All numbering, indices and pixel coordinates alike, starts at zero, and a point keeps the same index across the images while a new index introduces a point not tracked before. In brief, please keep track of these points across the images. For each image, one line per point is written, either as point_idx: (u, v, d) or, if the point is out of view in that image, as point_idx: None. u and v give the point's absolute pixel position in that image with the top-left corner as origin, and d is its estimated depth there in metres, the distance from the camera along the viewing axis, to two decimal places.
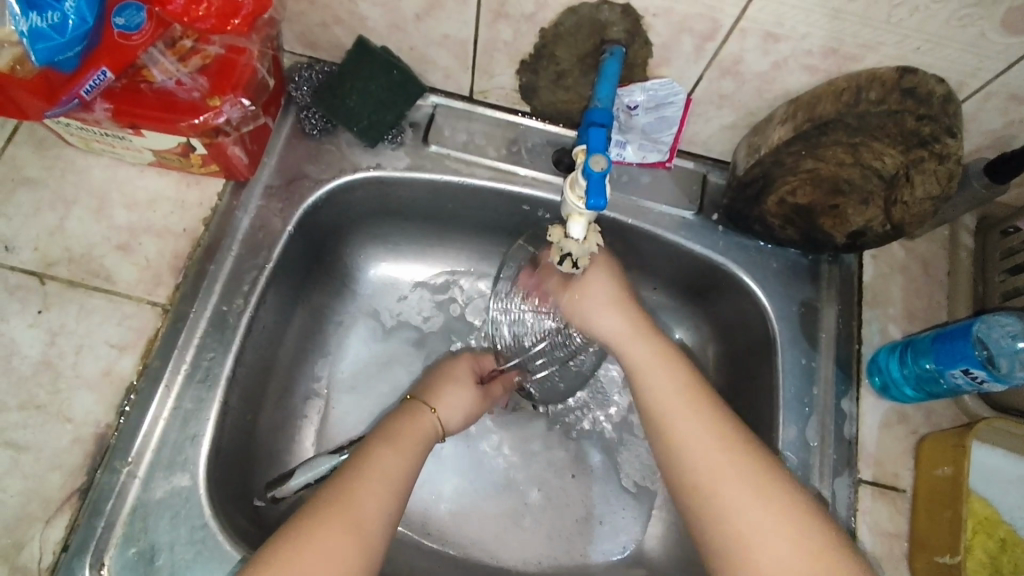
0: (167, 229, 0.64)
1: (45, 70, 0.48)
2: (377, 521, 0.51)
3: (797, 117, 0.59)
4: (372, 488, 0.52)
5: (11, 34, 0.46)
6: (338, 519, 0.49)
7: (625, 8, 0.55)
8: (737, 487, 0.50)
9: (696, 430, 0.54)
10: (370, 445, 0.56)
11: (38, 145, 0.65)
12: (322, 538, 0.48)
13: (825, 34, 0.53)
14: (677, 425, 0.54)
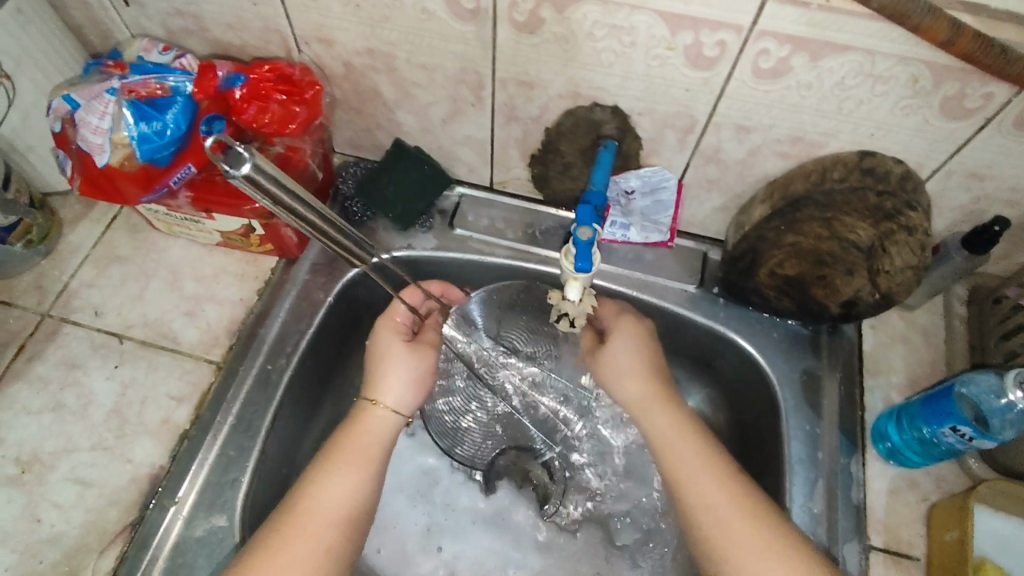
0: (227, 298, 0.75)
1: (145, 165, 0.60)
2: (327, 522, 0.56)
3: (774, 197, 0.66)
4: (313, 506, 0.57)
5: (123, 137, 0.58)
6: (302, 523, 0.56)
7: (614, 109, 0.65)
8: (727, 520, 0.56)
9: (739, 529, 0.55)
10: (335, 447, 0.61)
11: (131, 229, 0.78)
12: (284, 555, 0.54)
13: (788, 125, 0.60)
14: (686, 491, 0.59)
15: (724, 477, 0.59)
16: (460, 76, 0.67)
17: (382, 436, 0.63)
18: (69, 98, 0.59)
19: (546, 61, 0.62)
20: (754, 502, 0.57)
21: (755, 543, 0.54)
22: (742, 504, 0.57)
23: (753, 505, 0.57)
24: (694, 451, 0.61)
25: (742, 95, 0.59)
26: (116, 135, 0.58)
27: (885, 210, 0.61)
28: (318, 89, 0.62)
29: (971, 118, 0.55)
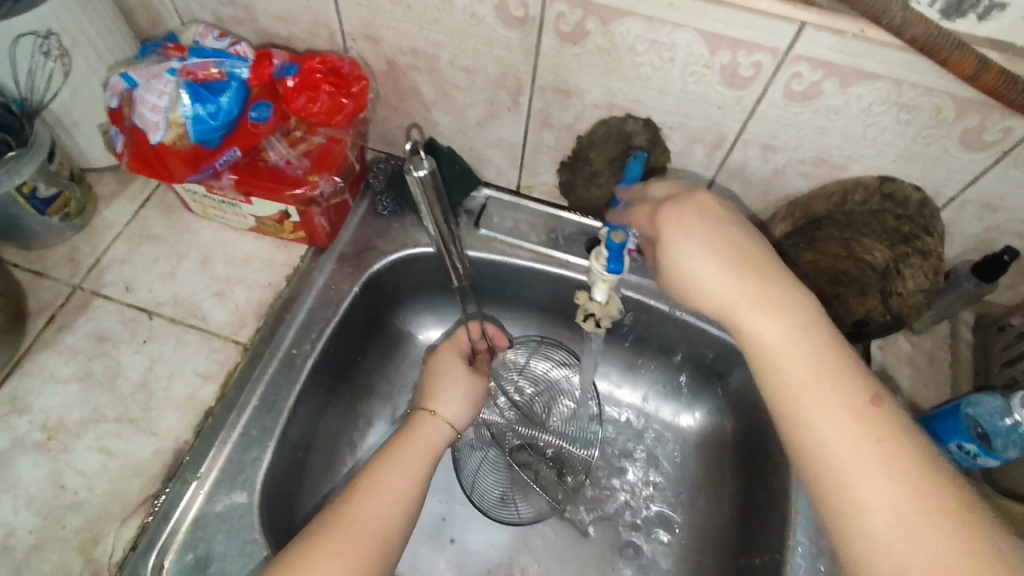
0: (256, 281, 0.76)
1: (195, 145, 0.62)
2: (393, 500, 0.60)
3: (795, 216, 0.69)
4: (386, 483, 0.60)
5: (179, 117, 0.60)
6: (344, 516, 0.56)
7: (646, 121, 0.67)
8: (869, 472, 0.44)
9: (872, 474, 0.44)
10: (401, 441, 0.66)
11: (166, 210, 0.80)
12: (354, 518, 0.56)
13: (814, 146, 0.63)
14: (806, 427, 0.47)
15: (850, 420, 0.46)
16: (500, 80, 0.69)
17: (437, 442, 0.68)
18: (125, 75, 0.61)
19: (586, 72, 0.64)
20: (915, 454, 0.45)
21: (891, 492, 0.43)
22: (858, 411, 0.46)
23: (889, 445, 0.45)
24: (819, 390, 0.48)
25: (772, 115, 0.62)
26: (172, 114, 0.60)
27: (903, 234, 0.66)
28: (364, 84, 0.64)
29: (990, 150, 0.58)
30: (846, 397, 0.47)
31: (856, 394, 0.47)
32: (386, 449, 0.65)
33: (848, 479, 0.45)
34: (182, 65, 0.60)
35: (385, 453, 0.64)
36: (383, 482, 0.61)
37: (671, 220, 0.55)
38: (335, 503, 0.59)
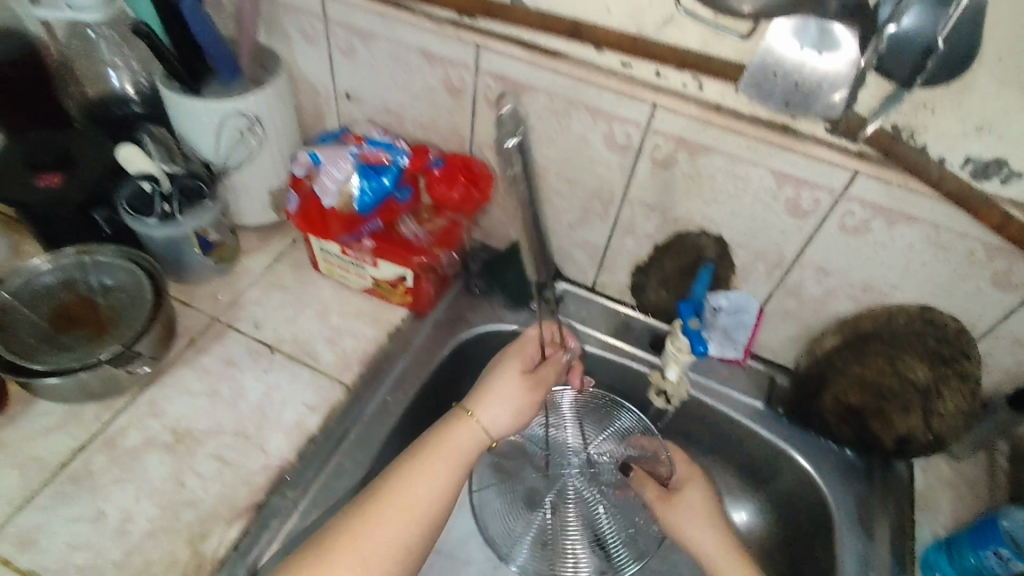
0: (362, 333, 0.87)
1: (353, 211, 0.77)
2: (403, 524, 0.63)
3: (844, 332, 0.79)
4: (390, 508, 0.63)
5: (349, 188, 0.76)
6: (374, 509, 0.63)
7: (717, 237, 0.80)
8: (709, 540, 0.75)
9: (701, 532, 0.76)
10: (427, 462, 0.67)
11: (295, 266, 0.94)
12: (350, 545, 0.60)
13: (862, 273, 0.74)
14: (681, 520, 0.78)
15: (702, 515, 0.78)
16: (596, 192, 0.84)
17: (463, 454, 0.70)
18: (313, 155, 0.76)
19: (671, 192, 0.79)
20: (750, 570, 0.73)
21: (717, 551, 0.74)
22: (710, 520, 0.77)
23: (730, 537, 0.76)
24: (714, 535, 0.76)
25: (827, 242, 0.73)
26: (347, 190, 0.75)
27: (945, 358, 0.74)
28: (493, 183, 0.79)
29: (1017, 291, 0.68)
30: (728, 544, 0.75)
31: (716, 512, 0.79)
32: (416, 442, 0.70)
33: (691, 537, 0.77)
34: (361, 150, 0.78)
35: (412, 447, 0.69)
36: (414, 483, 0.66)
37: (692, 496, 0.80)
38: (366, 491, 0.66)
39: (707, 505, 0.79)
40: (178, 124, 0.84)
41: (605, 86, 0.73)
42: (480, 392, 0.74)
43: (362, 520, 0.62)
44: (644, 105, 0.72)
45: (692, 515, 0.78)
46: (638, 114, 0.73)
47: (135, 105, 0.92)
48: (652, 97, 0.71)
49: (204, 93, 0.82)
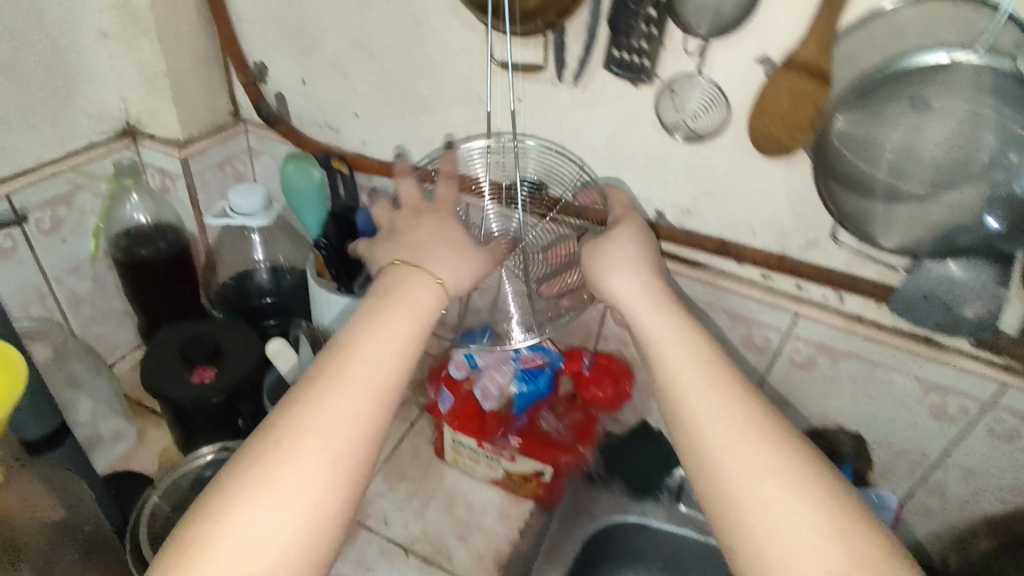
0: (493, 529, 0.86)
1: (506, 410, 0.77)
2: (363, 398, 0.54)
3: (997, 534, 0.79)
4: (327, 430, 0.52)
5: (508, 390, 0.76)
6: (276, 454, 0.50)
7: (856, 434, 0.83)
8: (693, 368, 0.59)
9: (696, 394, 0.57)
10: (382, 304, 0.62)
11: (417, 451, 0.94)
12: (298, 455, 0.50)
13: (1013, 480, 0.74)
14: (666, 348, 0.62)
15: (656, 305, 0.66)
16: None
17: (388, 374, 0.57)
18: (467, 352, 0.78)
19: (808, 391, 0.82)
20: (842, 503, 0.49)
21: (759, 455, 0.52)
22: (676, 317, 0.64)
23: (755, 408, 0.56)
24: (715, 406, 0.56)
25: (975, 448, 0.75)
26: (505, 391, 0.76)
27: None
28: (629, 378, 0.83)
29: None
30: (755, 410, 0.55)
31: (649, 255, 0.71)
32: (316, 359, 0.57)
33: (698, 428, 0.55)
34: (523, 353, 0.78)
35: (343, 341, 0.58)
36: (333, 399, 0.54)
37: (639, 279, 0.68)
38: (276, 416, 0.53)
39: (707, 349, 0.61)
40: (326, 316, 0.88)
41: (749, 295, 0.78)
42: (424, 248, 0.69)
43: (292, 431, 0.51)
44: (786, 314, 0.77)
45: (618, 257, 0.70)
46: (779, 322, 0.78)
47: (268, 298, 0.95)
48: (796, 308, 0.76)
49: (356, 289, 0.85)
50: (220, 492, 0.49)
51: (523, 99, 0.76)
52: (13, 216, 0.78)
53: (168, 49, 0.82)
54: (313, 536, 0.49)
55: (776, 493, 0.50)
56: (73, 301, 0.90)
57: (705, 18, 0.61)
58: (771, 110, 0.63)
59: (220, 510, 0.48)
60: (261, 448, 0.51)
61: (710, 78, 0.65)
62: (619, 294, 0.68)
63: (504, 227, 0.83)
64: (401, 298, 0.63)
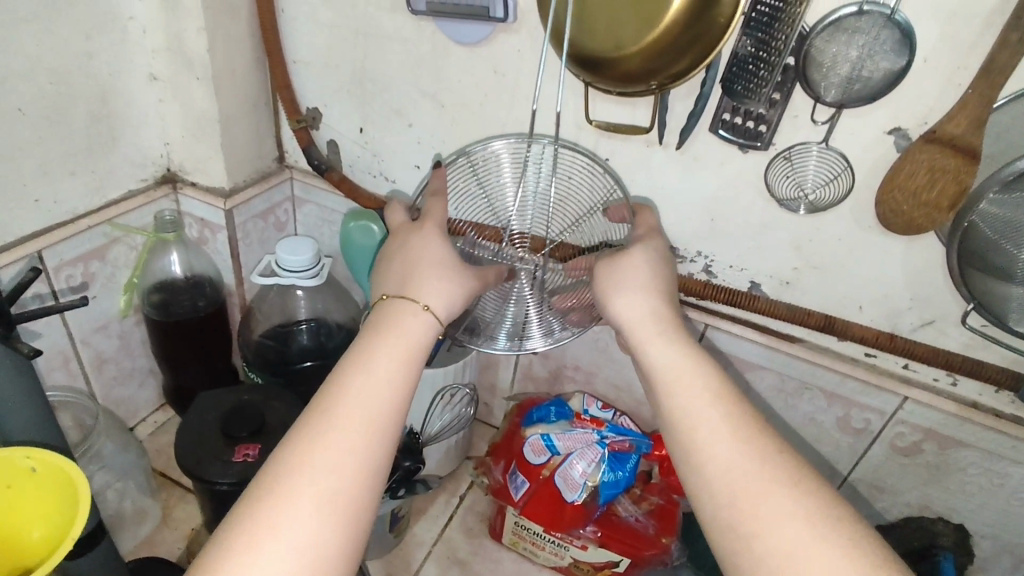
0: None
1: (590, 500, 0.69)
2: (367, 442, 0.48)
3: None
4: (320, 459, 0.46)
5: (596, 479, 0.69)
6: (269, 498, 0.44)
7: (958, 525, 0.75)
8: (707, 418, 0.50)
9: (706, 416, 0.50)
10: (368, 337, 0.55)
11: (468, 532, 0.85)
12: (297, 508, 0.44)
13: None
14: (679, 390, 0.53)
15: (666, 334, 0.57)
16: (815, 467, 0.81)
17: (377, 400, 0.50)
18: (546, 435, 0.71)
19: (907, 479, 0.75)
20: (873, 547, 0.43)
21: (775, 507, 0.44)
22: (700, 360, 0.54)
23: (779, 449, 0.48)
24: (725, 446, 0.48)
25: None
26: (592, 480, 0.68)
27: None
28: None
29: None
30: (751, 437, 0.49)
31: (666, 285, 0.61)
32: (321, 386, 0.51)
33: (719, 476, 0.47)
34: (609, 436, 0.71)
35: (332, 379, 0.51)
36: (310, 428, 0.48)
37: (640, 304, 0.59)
38: (279, 452, 0.47)
39: (721, 383, 0.53)
40: None
41: (851, 375, 0.72)
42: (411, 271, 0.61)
43: (282, 481, 0.45)
44: (894, 397, 0.71)
45: (631, 277, 0.61)
46: (883, 404, 0.72)
47: (309, 361, 0.87)
48: (905, 391, 0.70)
49: None
50: (209, 559, 0.42)
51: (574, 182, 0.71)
52: (57, 303, 0.73)
53: (221, 92, 0.76)
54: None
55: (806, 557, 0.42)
56: (98, 362, 0.82)
57: (839, 87, 0.56)
58: (904, 185, 0.58)
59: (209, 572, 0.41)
60: (246, 502, 0.45)
61: (835, 148, 0.61)
62: (628, 319, 0.59)
63: (532, 312, 0.75)
64: (387, 323, 0.56)
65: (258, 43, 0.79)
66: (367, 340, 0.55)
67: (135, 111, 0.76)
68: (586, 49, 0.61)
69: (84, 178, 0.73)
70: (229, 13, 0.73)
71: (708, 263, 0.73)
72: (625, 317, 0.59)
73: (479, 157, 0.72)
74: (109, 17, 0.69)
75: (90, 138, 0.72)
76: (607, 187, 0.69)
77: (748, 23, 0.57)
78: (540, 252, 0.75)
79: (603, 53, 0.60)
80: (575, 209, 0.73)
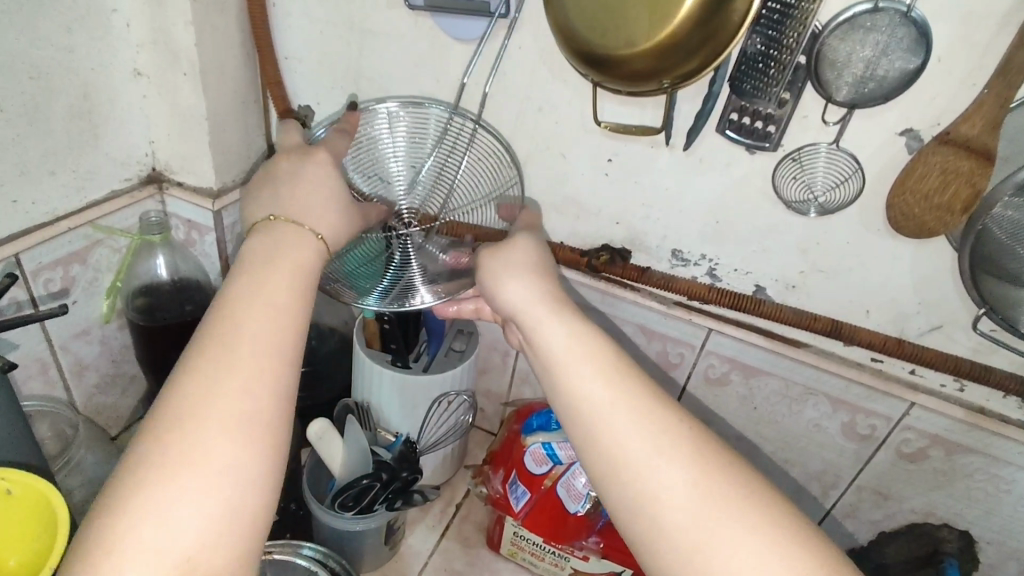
0: None
1: (595, 511, 0.67)
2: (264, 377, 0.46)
3: None
4: (218, 396, 0.44)
5: (600, 489, 0.66)
6: (168, 442, 0.42)
7: (963, 531, 0.74)
8: (592, 390, 0.48)
9: (594, 387, 0.48)
10: (252, 271, 0.51)
11: (464, 542, 0.82)
12: (203, 460, 0.42)
13: None
14: (567, 370, 0.50)
15: (569, 320, 0.53)
16: (819, 474, 0.80)
17: (281, 345, 0.48)
18: (547, 443, 0.69)
19: (912, 485, 0.74)
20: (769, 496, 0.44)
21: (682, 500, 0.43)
22: (598, 347, 0.51)
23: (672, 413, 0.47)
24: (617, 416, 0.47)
25: None
26: (595, 491, 0.66)
27: None
28: None
29: None
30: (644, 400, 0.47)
31: (549, 264, 0.60)
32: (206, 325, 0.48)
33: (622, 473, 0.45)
34: None
35: (221, 315, 0.48)
36: (206, 365, 0.45)
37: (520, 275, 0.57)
38: (170, 393, 0.44)
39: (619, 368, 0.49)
40: (372, 391, 0.78)
41: (858, 380, 0.70)
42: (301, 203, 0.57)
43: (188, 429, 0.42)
44: (900, 403, 0.69)
45: (518, 261, 0.59)
46: (890, 410, 0.71)
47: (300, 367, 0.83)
48: (912, 396, 0.69)
49: (412, 362, 0.77)
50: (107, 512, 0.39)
51: (483, 165, 0.72)
52: (36, 311, 0.70)
53: (208, 88, 0.73)
54: (240, 534, 0.42)
55: (719, 544, 0.41)
56: (78, 369, 0.78)
57: (850, 87, 0.55)
58: (916, 188, 0.57)
59: (108, 526, 0.39)
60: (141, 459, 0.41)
61: (845, 149, 0.59)
62: (517, 302, 0.56)
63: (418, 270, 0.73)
64: (272, 255, 0.53)
65: (248, 39, 0.77)
66: (262, 274, 0.51)
67: (119, 108, 0.73)
68: (592, 45, 0.58)
69: (64, 177, 0.69)
70: (218, 7, 0.71)
71: (712, 267, 0.72)
72: (512, 304, 0.56)
73: (365, 139, 0.71)
74: (92, 10, 0.66)
75: (71, 136, 0.68)
76: (509, 178, 0.73)
77: (758, 21, 0.55)
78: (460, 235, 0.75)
79: (610, 49, 0.58)
80: (471, 182, 0.73)
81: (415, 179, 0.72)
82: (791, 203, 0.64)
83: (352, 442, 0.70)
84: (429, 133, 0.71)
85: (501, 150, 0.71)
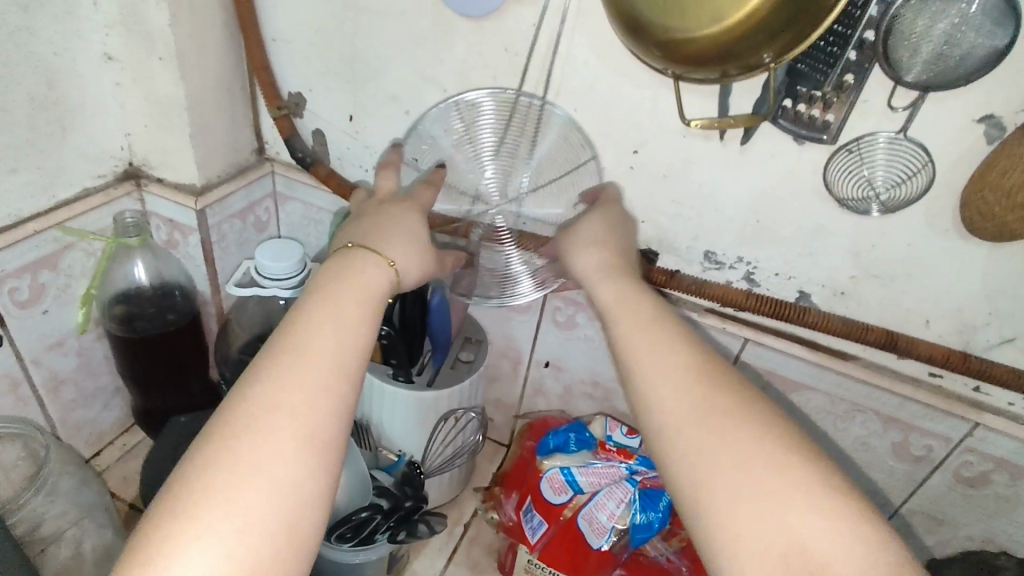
0: None
1: (625, 545, 0.61)
2: (334, 381, 0.43)
3: None
4: (288, 393, 0.41)
5: (626, 521, 0.60)
6: (233, 436, 0.39)
7: None
8: (666, 373, 0.45)
9: (668, 370, 0.45)
10: (331, 277, 0.49)
11: (474, 568, 0.76)
12: (251, 441, 0.39)
13: None
14: (645, 352, 0.47)
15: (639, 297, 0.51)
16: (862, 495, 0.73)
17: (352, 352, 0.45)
18: (565, 469, 0.63)
19: (970, 510, 0.67)
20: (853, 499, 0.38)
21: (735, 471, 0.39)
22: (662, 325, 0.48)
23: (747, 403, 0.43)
24: (687, 405, 0.43)
25: None
26: (621, 523, 0.60)
27: None
28: None
29: None
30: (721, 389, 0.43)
31: (623, 245, 0.59)
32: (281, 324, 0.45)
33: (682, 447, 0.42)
34: (640, 473, 0.62)
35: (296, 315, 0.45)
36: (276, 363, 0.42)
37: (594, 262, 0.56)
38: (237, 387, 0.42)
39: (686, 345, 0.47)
40: (371, 408, 0.71)
41: (913, 398, 0.63)
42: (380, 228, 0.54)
43: (236, 414, 0.40)
44: (962, 424, 0.62)
45: (584, 237, 0.58)
46: (949, 430, 0.63)
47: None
48: (975, 416, 0.61)
49: (414, 376, 0.70)
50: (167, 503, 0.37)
51: (554, 149, 0.65)
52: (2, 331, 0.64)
53: (187, 75, 0.65)
54: (299, 541, 0.38)
55: (781, 516, 0.37)
56: (53, 383, 0.72)
57: (924, 65, 0.47)
58: (996, 184, 0.49)
59: (166, 517, 0.36)
60: (193, 446, 0.39)
61: (911, 138, 0.51)
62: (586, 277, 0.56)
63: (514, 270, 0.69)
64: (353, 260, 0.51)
65: (231, 19, 0.69)
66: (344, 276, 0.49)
67: (89, 97, 0.66)
68: (652, 27, 0.50)
69: (29, 175, 0.62)
70: None
71: (750, 271, 0.64)
72: (585, 273, 0.56)
73: (423, 132, 0.67)
74: None
75: (34, 129, 0.61)
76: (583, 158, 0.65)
77: None
78: (498, 243, 0.69)
79: (671, 28, 0.50)
80: (550, 172, 0.66)
81: (487, 171, 0.67)
82: (852, 204, 0.56)
83: (351, 470, 0.65)
84: (506, 127, 0.65)
85: (581, 135, 0.63)
